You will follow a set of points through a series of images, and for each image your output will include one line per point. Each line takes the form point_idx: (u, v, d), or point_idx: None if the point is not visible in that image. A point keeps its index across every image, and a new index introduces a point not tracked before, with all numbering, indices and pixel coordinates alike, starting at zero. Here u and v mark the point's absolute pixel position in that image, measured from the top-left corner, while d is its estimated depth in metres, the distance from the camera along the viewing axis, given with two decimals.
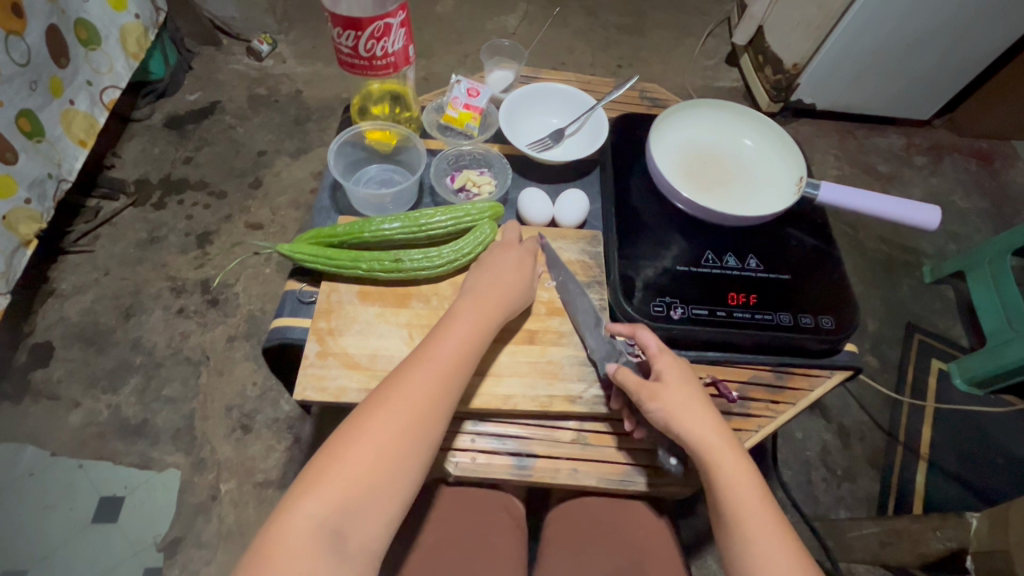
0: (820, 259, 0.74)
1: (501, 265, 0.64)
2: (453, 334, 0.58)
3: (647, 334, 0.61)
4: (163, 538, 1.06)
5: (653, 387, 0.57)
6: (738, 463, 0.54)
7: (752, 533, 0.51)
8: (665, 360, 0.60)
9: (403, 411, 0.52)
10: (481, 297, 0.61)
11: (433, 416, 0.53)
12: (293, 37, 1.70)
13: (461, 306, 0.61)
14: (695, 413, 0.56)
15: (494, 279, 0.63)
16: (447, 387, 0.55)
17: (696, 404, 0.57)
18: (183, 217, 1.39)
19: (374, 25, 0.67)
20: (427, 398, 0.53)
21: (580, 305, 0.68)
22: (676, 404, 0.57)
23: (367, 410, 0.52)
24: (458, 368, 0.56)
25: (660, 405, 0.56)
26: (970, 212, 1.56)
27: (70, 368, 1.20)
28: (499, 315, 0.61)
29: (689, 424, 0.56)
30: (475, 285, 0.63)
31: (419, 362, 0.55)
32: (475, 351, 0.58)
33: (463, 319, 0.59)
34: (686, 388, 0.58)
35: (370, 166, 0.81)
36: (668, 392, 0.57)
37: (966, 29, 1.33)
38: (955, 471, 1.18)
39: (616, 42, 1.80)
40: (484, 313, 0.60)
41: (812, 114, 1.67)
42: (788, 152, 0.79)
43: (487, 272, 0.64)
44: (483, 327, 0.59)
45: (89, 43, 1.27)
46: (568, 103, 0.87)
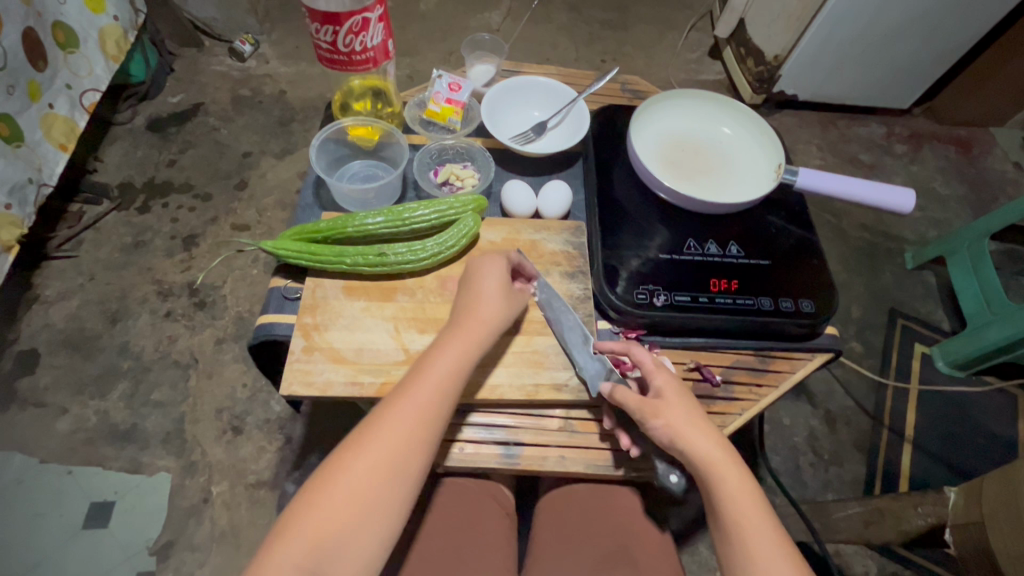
0: (799, 244, 0.76)
1: (485, 280, 0.63)
2: (441, 358, 0.58)
3: (641, 351, 0.62)
4: (156, 542, 1.06)
5: (655, 404, 0.57)
6: (741, 482, 0.54)
7: (755, 547, 0.52)
8: (665, 376, 0.60)
9: (382, 447, 0.53)
10: (466, 321, 0.60)
11: (412, 451, 0.53)
12: (275, 38, 1.69)
13: (444, 332, 0.60)
14: (699, 429, 0.56)
15: (477, 301, 0.62)
16: (428, 419, 0.55)
17: (697, 420, 0.57)
18: (168, 220, 1.38)
19: (352, 20, 0.67)
20: (405, 434, 0.53)
21: (566, 323, 0.66)
22: (677, 423, 0.56)
23: (345, 450, 0.53)
24: (438, 401, 0.56)
25: (664, 423, 0.56)
26: (950, 199, 1.59)
27: (57, 374, 1.19)
28: (486, 339, 0.60)
29: (691, 440, 0.56)
30: (458, 309, 0.62)
31: (400, 393, 0.56)
32: (458, 380, 0.57)
33: (447, 347, 0.58)
34: (684, 406, 0.58)
35: (353, 162, 0.81)
36: (671, 410, 0.57)
37: (940, 19, 1.35)
38: (940, 453, 1.20)
39: (600, 38, 1.81)
40: (468, 339, 0.59)
41: (794, 105, 1.69)
42: (766, 139, 0.81)
43: (469, 290, 0.63)
44: (467, 355, 0.59)
45: (67, 46, 1.26)
46: (549, 97, 0.88)
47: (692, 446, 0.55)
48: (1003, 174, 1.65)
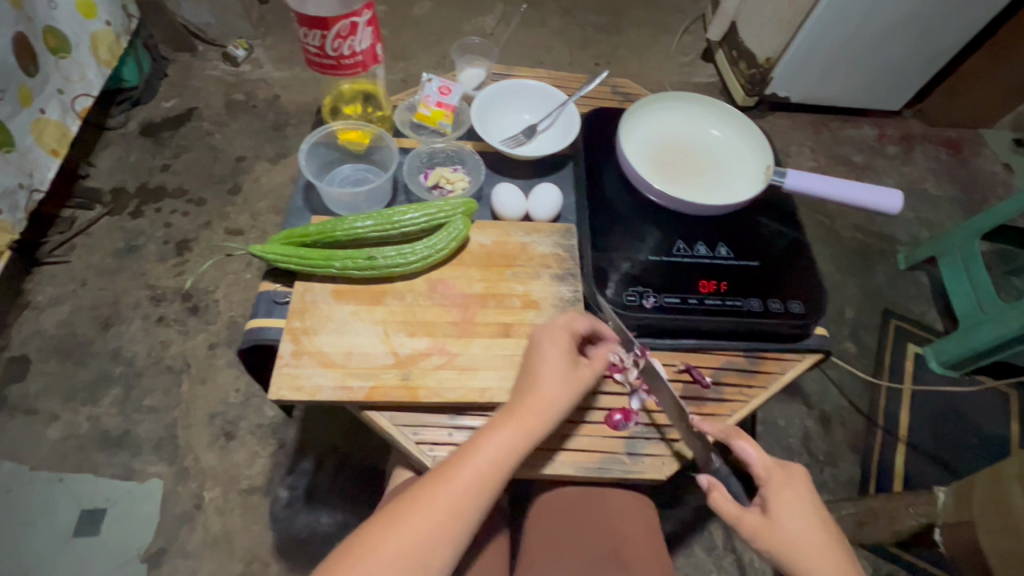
0: (788, 244, 0.76)
1: (547, 360, 0.60)
2: (494, 443, 0.56)
3: (751, 454, 0.58)
4: (147, 549, 1.05)
5: (756, 522, 0.55)
6: None
7: None
8: (782, 489, 0.56)
9: (415, 533, 0.51)
10: (524, 404, 0.58)
11: (448, 533, 0.52)
12: (269, 42, 1.69)
13: (500, 414, 0.58)
14: (812, 553, 0.53)
15: (539, 382, 0.59)
16: (470, 503, 0.53)
17: (812, 542, 0.53)
18: (161, 225, 1.38)
19: (340, 24, 0.67)
20: (440, 523, 0.52)
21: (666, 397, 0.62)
22: (785, 544, 0.53)
23: (378, 526, 0.52)
24: (477, 490, 0.54)
25: (771, 542, 0.54)
26: (942, 200, 1.60)
27: (48, 381, 1.18)
28: (539, 431, 0.57)
29: (802, 568, 0.53)
30: (518, 389, 0.60)
31: (449, 470, 0.54)
32: (501, 472, 0.55)
33: (500, 430, 0.56)
34: (801, 524, 0.54)
35: (343, 166, 0.81)
36: (774, 531, 0.54)
37: (930, 21, 1.36)
38: (934, 452, 1.21)
39: (594, 41, 1.81)
40: (524, 425, 0.57)
41: (787, 107, 1.70)
42: (755, 142, 0.81)
43: (529, 368, 0.60)
44: (517, 446, 0.56)
45: (58, 52, 1.25)
46: (539, 100, 0.88)
47: (800, 568, 0.53)
48: (994, 175, 1.66)
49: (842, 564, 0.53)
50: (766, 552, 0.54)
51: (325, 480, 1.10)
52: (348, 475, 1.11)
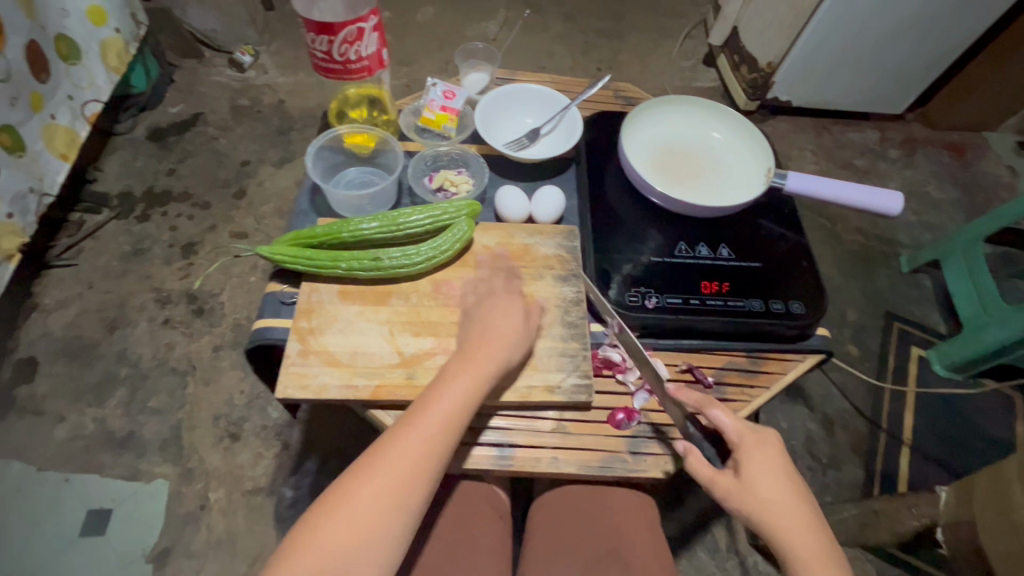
0: (789, 246, 0.77)
1: (497, 320, 0.63)
2: (450, 389, 0.57)
3: (721, 416, 0.60)
4: (152, 550, 1.05)
5: (727, 483, 0.57)
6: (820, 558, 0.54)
7: None
8: (753, 451, 0.57)
9: (390, 481, 0.52)
10: (476, 352, 0.60)
11: (416, 481, 0.53)
12: (275, 48, 1.71)
13: (454, 362, 0.60)
14: (778, 508, 0.55)
15: (488, 335, 0.62)
16: (435, 451, 0.54)
17: (779, 499, 0.56)
18: (167, 228, 1.40)
19: (347, 30, 0.68)
20: (411, 468, 0.53)
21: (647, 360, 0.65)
22: (756, 501, 0.56)
23: (350, 480, 0.52)
24: (442, 435, 0.55)
25: (742, 501, 0.56)
26: (944, 203, 1.60)
27: (55, 382, 1.20)
28: (492, 370, 0.59)
29: (771, 519, 0.55)
30: (468, 342, 0.62)
31: (411, 420, 0.55)
32: (463, 416, 0.57)
33: (456, 378, 0.58)
34: (771, 484, 0.56)
35: (348, 169, 0.82)
36: (745, 490, 0.56)
37: (930, 26, 1.37)
38: (938, 455, 1.21)
39: (595, 46, 1.83)
40: (475, 370, 0.59)
41: (789, 111, 1.71)
42: (756, 144, 0.82)
43: (481, 321, 0.64)
44: (472, 390, 0.58)
45: (69, 58, 1.27)
46: (542, 104, 0.89)
47: (766, 522, 0.55)
48: (997, 178, 1.66)
49: (805, 515, 0.56)
50: (738, 511, 0.57)
51: (328, 481, 1.11)
52: None
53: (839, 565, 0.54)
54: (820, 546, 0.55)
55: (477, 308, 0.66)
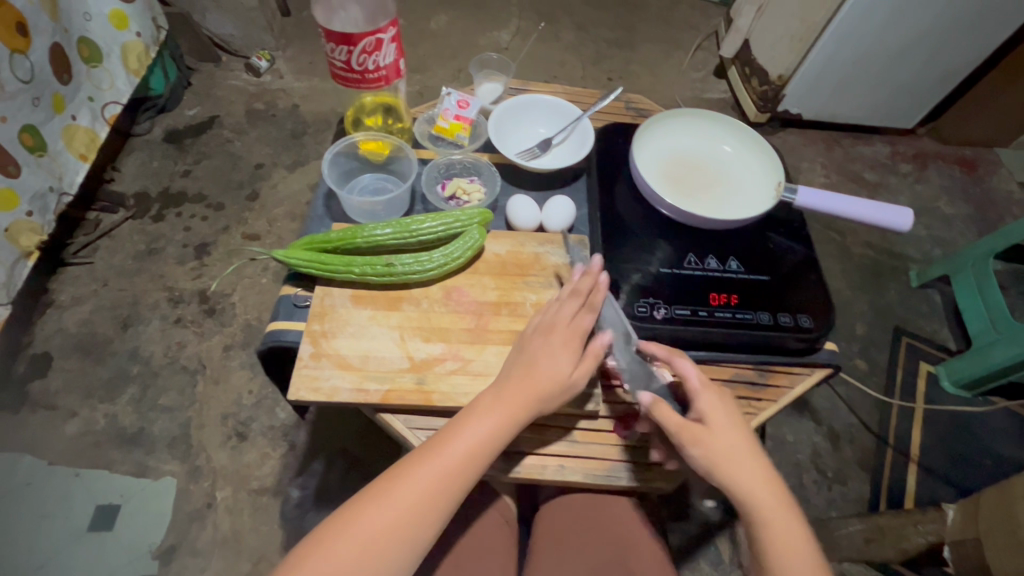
0: (797, 259, 0.77)
1: (542, 353, 0.61)
2: (478, 424, 0.57)
3: (687, 364, 0.61)
4: (159, 546, 1.07)
5: (696, 429, 0.57)
6: (781, 509, 0.57)
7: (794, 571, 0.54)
8: (713, 401, 0.60)
9: (398, 505, 0.53)
10: (514, 390, 0.59)
11: (429, 515, 0.54)
12: (290, 54, 1.74)
13: (488, 398, 0.59)
14: (739, 452, 0.58)
15: (530, 372, 0.60)
16: (454, 486, 0.55)
17: (738, 444, 0.58)
18: (181, 229, 1.42)
19: (366, 40, 0.70)
20: (426, 496, 0.54)
21: (609, 316, 0.67)
22: (718, 448, 0.57)
23: (361, 500, 0.54)
24: (464, 471, 0.56)
25: (708, 451, 0.57)
26: (954, 218, 1.59)
27: (68, 378, 1.22)
28: (529, 415, 0.59)
29: (732, 469, 0.57)
30: (508, 376, 0.61)
31: (431, 450, 0.56)
32: (491, 449, 0.57)
33: (488, 415, 0.58)
34: (730, 431, 0.59)
35: (363, 175, 0.84)
36: (711, 436, 0.58)
37: (942, 41, 1.37)
38: (945, 473, 1.20)
39: (606, 56, 1.85)
40: (511, 412, 0.58)
41: (799, 123, 1.71)
42: (766, 157, 0.82)
43: (525, 361, 0.61)
44: (504, 428, 0.58)
45: (90, 61, 1.30)
46: (555, 114, 0.90)
47: (729, 470, 0.57)
48: (1009, 194, 1.66)
49: (759, 458, 0.59)
50: (704, 460, 0.57)
51: (336, 483, 1.12)
52: (356, 478, 1.12)
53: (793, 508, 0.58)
54: (777, 490, 0.58)
55: (521, 342, 0.64)
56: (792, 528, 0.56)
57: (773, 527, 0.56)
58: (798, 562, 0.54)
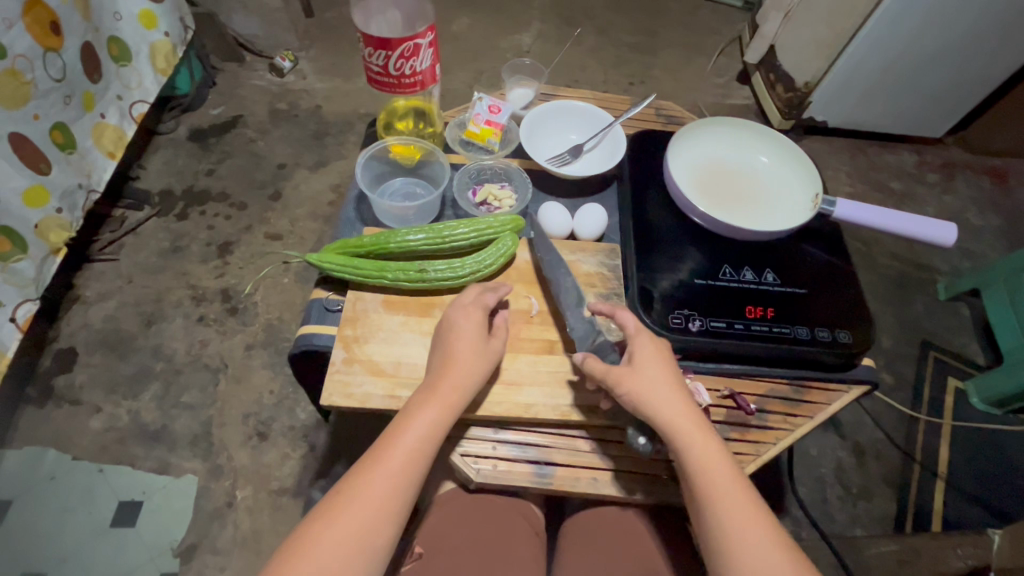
0: (834, 272, 0.75)
1: (464, 337, 0.62)
2: (418, 420, 0.58)
3: (626, 314, 0.64)
4: (180, 544, 1.07)
5: (621, 370, 0.59)
6: (706, 442, 0.57)
7: (720, 498, 0.55)
8: (645, 344, 0.61)
9: (352, 520, 0.53)
10: (442, 380, 0.60)
11: (382, 525, 0.54)
12: (313, 54, 1.75)
13: (419, 394, 0.60)
14: (664, 390, 0.59)
15: (455, 362, 0.61)
16: (402, 491, 0.55)
17: (664, 381, 0.59)
18: (204, 227, 1.43)
19: (404, 46, 0.70)
20: (377, 507, 0.54)
21: (563, 284, 0.70)
22: (644, 386, 0.59)
23: (312, 527, 0.53)
24: (409, 474, 0.56)
25: (633, 386, 0.58)
26: (984, 230, 1.56)
27: (92, 373, 1.23)
28: (461, 403, 0.59)
29: (658, 406, 0.58)
30: (436, 368, 0.61)
31: (376, 458, 0.56)
32: (432, 446, 0.58)
33: (423, 409, 0.58)
34: (657, 371, 0.60)
35: (394, 179, 0.84)
36: (638, 376, 0.59)
37: (976, 49, 1.34)
38: (974, 492, 1.17)
39: (629, 60, 1.83)
40: (443, 404, 0.58)
41: (824, 131, 1.68)
42: (802, 168, 0.81)
43: (447, 345, 0.62)
44: (441, 420, 0.58)
45: (120, 59, 1.32)
46: (586, 120, 0.90)
47: (655, 406, 0.58)
48: None
49: (684, 395, 0.60)
50: (630, 396, 0.58)
51: None
52: None
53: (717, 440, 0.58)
54: (700, 422, 0.59)
55: (439, 327, 0.65)
56: (717, 459, 0.57)
57: (698, 456, 0.57)
58: (721, 489, 0.55)
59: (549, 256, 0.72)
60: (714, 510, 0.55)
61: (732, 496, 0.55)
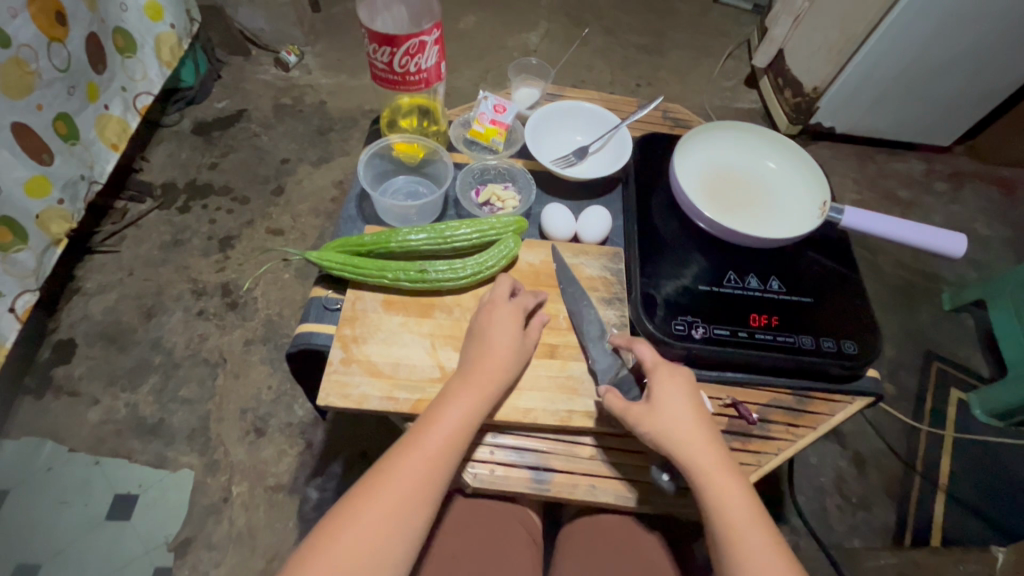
0: (840, 282, 0.74)
1: (498, 331, 0.63)
2: (451, 408, 0.58)
3: (643, 348, 0.63)
4: (174, 539, 1.07)
5: (640, 410, 0.59)
6: (730, 483, 0.56)
7: (739, 538, 0.53)
8: (664, 379, 0.60)
9: (388, 500, 0.53)
10: (477, 369, 0.60)
11: (415, 508, 0.54)
12: (319, 49, 1.75)
13: (454, 382, 0.60)
14: (683, 426, 0.58)
15: (490, 351, 0.62)
16: (435, 474, 0.55)
17: (684, 418, 0.58)
18: (206, 221, 1.42)
19: (409, 43, 0.69)
20: (411, 490, 0.54)
21: (587, 316, 0.69)
22: (664, 423, 0.58)
23: (345, 508, 0.53)
24: (446, 455, 0.56)
25: (651, 426, 0.58)
26: (991, 240, 1.55)
27: (91, 365, 1.22)
28: (497, 390, 0.60)
29: (676, 445, 0.57)
30: (468, 359, 0.62)
31: (411, 442, 0.56)
32: (466, 434, 0.58)
33: (458, 397, 0.59)
34: (679, 408, 0.59)
35: (396, 177, 0.83)
36: (656, 416, 0.58)
37: (988, 58, 1.33)
38: (976, 505, 1.16)
39: (636, 61, 1.82)
40: (477, 391, 0.59)
41: (831, 137, 1.67)
42: (811, 175, 0.80)
43: (481, 342, 0.63)
44: (475, 407, 0.59)
45: (125, 51, 1.32)
46: (592, 122, 0.89)
47: (673, 441, 0.57)
48: None
49: (707, 431, 0.59)
50: (650, 435, 0.58)
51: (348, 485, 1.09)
52: None
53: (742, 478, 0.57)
54: (722, 459, 0.57)
55: (471, 329, 0.65)
56: (740, 497, 0.55)
57: (717, 497, 0.55)
58: (743, 529, 0.54)
59: (569, 289, 0.71)
60: (735, 548, 0.53)
61: (753, 536, 0.53)
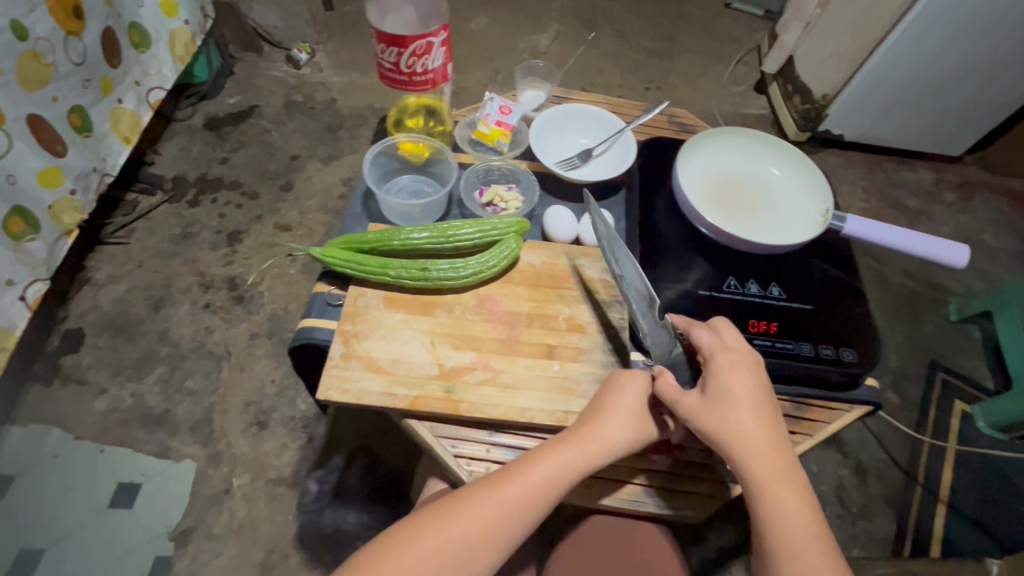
0: (842, 291, 0.74)
1: (624, 396, 0.60)
2: (548, 458, 0.56)
3: (700, 333, 0.62)
4: (175, 528, 1.08)
5: (694, 403, 0.57)
6: (800, 500, 0.53)
7: (794, 555, 0.50)
8: (723, 372, 0.58)
9: (460, 528, 0.52)
10: (588, 430, 0.58)
11: (482, 549, 0.52)
12: (330, 48, 1.76)
13: (562, 436, 0.58)
14: (748, 431, 0.56)
15: (607, 414, 0.59)
16: (511, 517, 0.54)
17: (742, 411, 0.56)
18: (215, 215, 1.44)
19: (417, 43, 0.70)
20: (485, 525, 0.53)
21: (631, 284, 0.67)
22: (721, 421, 0.56)
23: (417, 524, 0.53)
24: (532, 503, 0.55)
25: (704, 419, 0.57)
26: (1000, 252, 1.53)
27: (99, 354, 1.24)
28: (604, 458, 0.57)
29: (738, 452, 0.55)
30: (583, 420, 0.60)
31: (497, 479, 0.55)
32: (558, 490, 0.56)
33: (559, 451, 0.57)
34: (744, 410, 0.56)
35: (402, 176, 0.84)
36: (721, 415, 0.56)
37: (1000, 69, 1.32)
38: (977, 518, 1.15)
39: (646, 65, 1.82)
40: (583, 453, 0.57)
41: (840, 144, 1.66)
42: (816, 182, 0.80)
43: (599, 403, 0.61)
44: (575, 466, 0.56)
45: (139, 45, 1.34)
46: (598, 125, 0.89)
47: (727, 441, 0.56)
48: None
49: (772, 439, 0.56)
50: (706, 431, 0.56)
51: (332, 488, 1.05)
52: (376, 477, 1.12)
53: (811, 499, 0.54)
54: (783, 470, 0.54)
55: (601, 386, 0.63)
56: (804, 515, 0.53)
57: (774, 510, 0.53)
58: (797, 548, 0.51)
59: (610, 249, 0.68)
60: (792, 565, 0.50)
61: (810, 553, 0.51)
